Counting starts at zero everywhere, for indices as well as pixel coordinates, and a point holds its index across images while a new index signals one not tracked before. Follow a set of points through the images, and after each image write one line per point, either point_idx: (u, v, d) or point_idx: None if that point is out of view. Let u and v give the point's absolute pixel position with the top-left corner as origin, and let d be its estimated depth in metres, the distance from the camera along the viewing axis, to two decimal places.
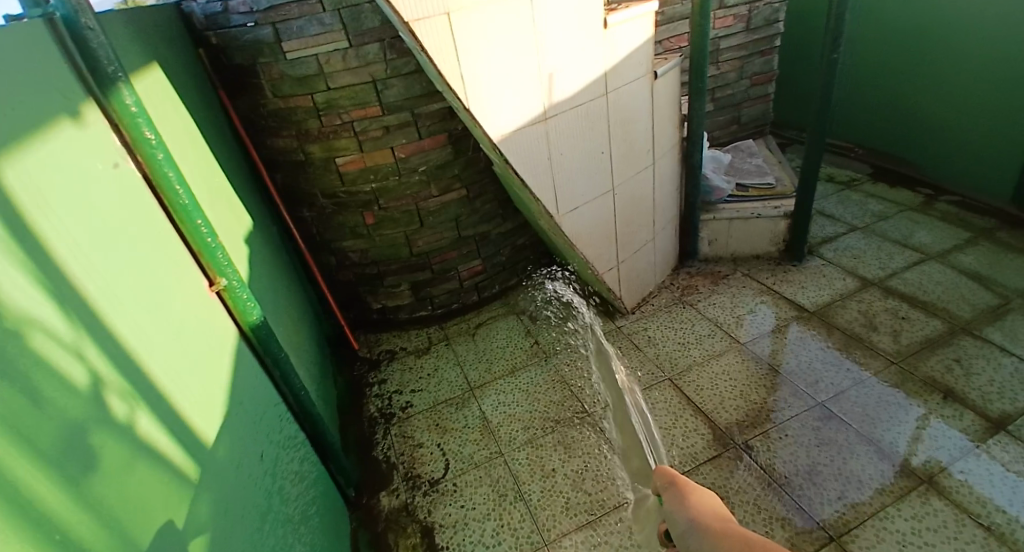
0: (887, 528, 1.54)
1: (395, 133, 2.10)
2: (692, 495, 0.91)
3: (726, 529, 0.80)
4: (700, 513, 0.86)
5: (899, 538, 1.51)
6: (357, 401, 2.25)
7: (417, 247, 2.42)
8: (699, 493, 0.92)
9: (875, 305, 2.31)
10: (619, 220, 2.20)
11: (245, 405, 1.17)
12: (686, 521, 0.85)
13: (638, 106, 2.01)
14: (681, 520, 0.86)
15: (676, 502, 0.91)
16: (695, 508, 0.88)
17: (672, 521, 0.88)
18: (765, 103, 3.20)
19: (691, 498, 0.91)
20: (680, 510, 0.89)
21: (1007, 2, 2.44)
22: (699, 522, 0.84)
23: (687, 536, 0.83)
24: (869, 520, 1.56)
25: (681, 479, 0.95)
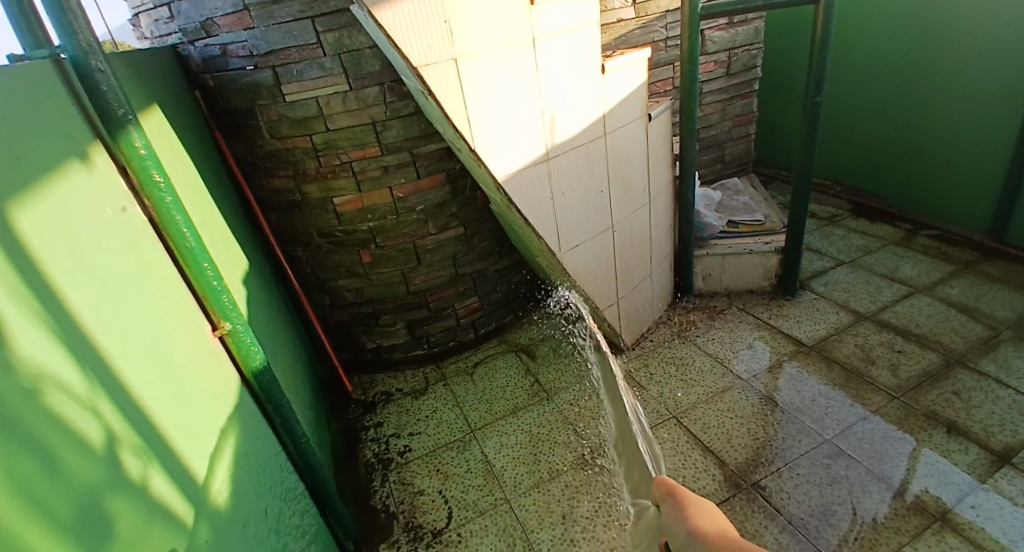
0: None
1: (393, 173, 2.11)
2: (692, 505, 0.90)
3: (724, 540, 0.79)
4: (699, 522, 0.86)
5: None
6: (353, 447, 2.17)
7: (414, 286, 2.40)
8: (698, 503, 0.91)
9: (870, 338, 2.32)
10: (618, 257, 2.21)
11: (249, 456, 1.12)
12: (684, 531, 0.85)
13: (633, 146, 2.05)
14: (678, 531, 0.86)
15: (676, 514, 0.90)
16: (693, 518, 0.87)
17: (670, 533, 0.88)
18: (748, 142, 3.29)
19: (689, 508, 0.90)
20: (677, 521, 0.88)
21: (975, 47, 2.58)
22: (698, 531, 0.83)
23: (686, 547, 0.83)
24: None
25: (680, 489, 0.95)
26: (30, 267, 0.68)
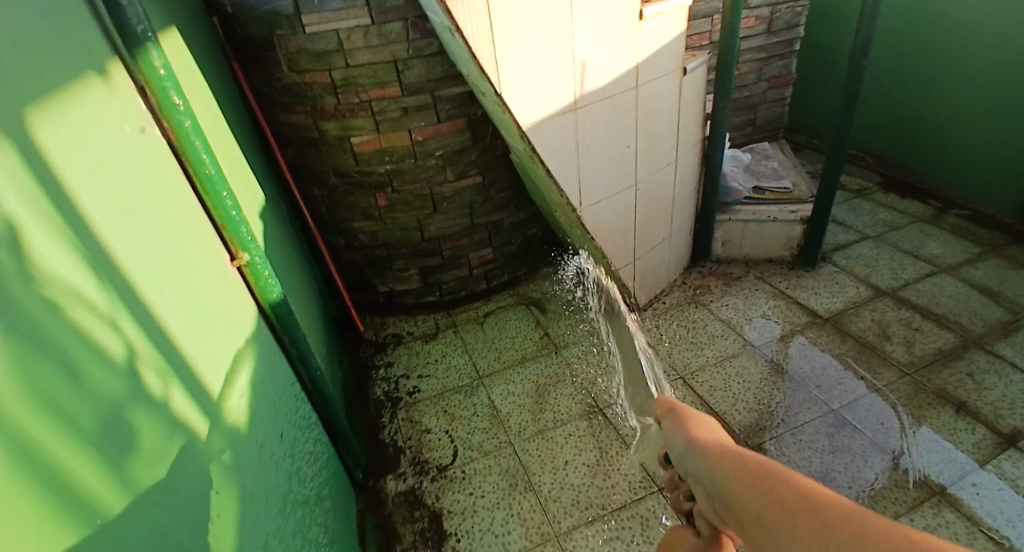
0: None
1: (413, 115, 2.06)
2: (691, 416, 0.86)
3: (721, 446, 0.75)
4: (698, 432, 0.82)
5: None
6: (363, 384, 2.22)
7: (428, 232, 2.39)
8: (696, 415, 0.87)
9: (887, 315, 2.28)
10: (638, 216, 2.17)
11: (266, 383, 1.15)
12: (682, 442, 0.82)
13: (664, 100, 1.97)
14: (677, 442, 0.83)
15: (675, 426, 0.86)
16: (693, 429, 0.84)
17: (670, 446, 0.85)
18: (782, 106, 3.15)
19: (687, 419, 0.86)
20: (678, 435, 0.84)
21: None
22: (697, 440, 0.80)
23: (685, 457, 0.80)
24: None
25: (679, 402, 0.90)
26: (48, 177, 0.66)
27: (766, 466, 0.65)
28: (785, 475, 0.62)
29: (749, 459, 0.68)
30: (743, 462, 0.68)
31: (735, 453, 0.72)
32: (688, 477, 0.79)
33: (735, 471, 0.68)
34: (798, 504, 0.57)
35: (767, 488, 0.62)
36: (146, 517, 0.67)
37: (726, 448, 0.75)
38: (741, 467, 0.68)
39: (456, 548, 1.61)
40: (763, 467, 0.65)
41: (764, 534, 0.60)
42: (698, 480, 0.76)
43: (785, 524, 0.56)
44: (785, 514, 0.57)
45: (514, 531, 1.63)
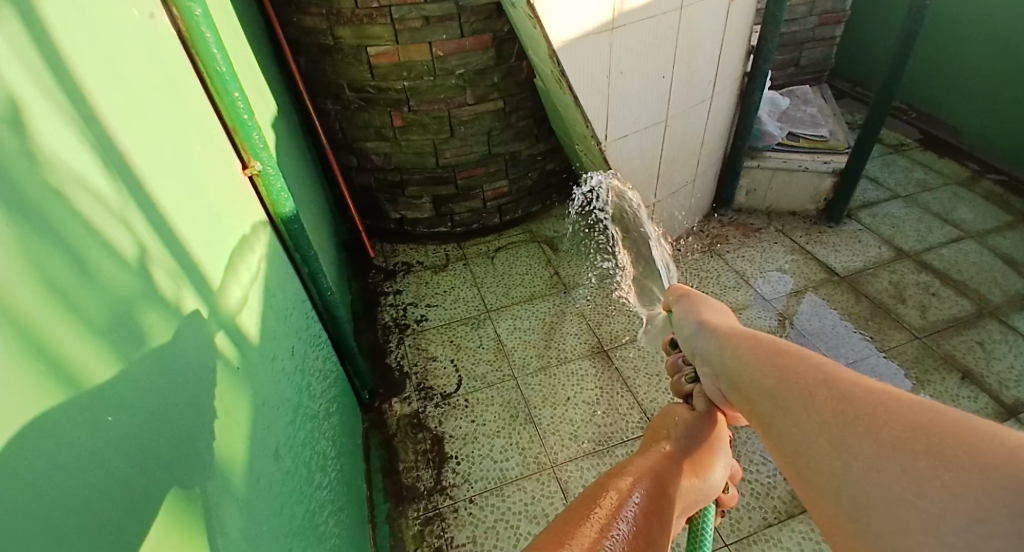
0: None
1: (435, 26, 1.92)
2: (706, 308, 0.97)
3: (729, 328, 0.85)
4: (710, 319, 0.93)
5: None
6: (371, 308, 2.22)
7: (444, 158, 2.30)
8: (710, 306, 0.98)
9: (906, 277, 2.22)
10: (664, 155, 2.08)
11: (278, 299, 1.13)
12: (695, 327, 0.93)
13: (707, 28, 1.83)
14: (690, 327, 0.94)
15: (690, 315, 0.97)
16: (705, 317, 0.95)
17: (682, 332, 0.97)
18: (829, 46, 2.95)
19: (702, 310, 0.97)
20: (691, 319, 0.96)
21: None
22: (707, 325, 0.91)
23: (696, 339, 0.91)
24: None
25: (698, 295, 1.02)
26: (49, 47, 0.59)
27: (770, 342, 0.74)
28: (786, 347, 0.70)
29: (754, 338, 0.78)
30: (749, 339, 0.78)
31: (741, 334, 0.82)
32: (696, 357, 0.90)
33: (740, 346, 0.78)
34: (792, 367, 0.65)
35: (768, 356, 0.71)
36: (159, 418, 0.65)
37: (732, 330, 0.85)
38: (747, 343, 0.77)
39: (456, 470, 1.65)
40: (767, 343, 0.74)
41: (756, 389, 0.69)
42: (704, 356, 0.87)
43: (779, 382, 0.65)
44: (779, 372, 0.66)
45: (512, 459, 1.67)
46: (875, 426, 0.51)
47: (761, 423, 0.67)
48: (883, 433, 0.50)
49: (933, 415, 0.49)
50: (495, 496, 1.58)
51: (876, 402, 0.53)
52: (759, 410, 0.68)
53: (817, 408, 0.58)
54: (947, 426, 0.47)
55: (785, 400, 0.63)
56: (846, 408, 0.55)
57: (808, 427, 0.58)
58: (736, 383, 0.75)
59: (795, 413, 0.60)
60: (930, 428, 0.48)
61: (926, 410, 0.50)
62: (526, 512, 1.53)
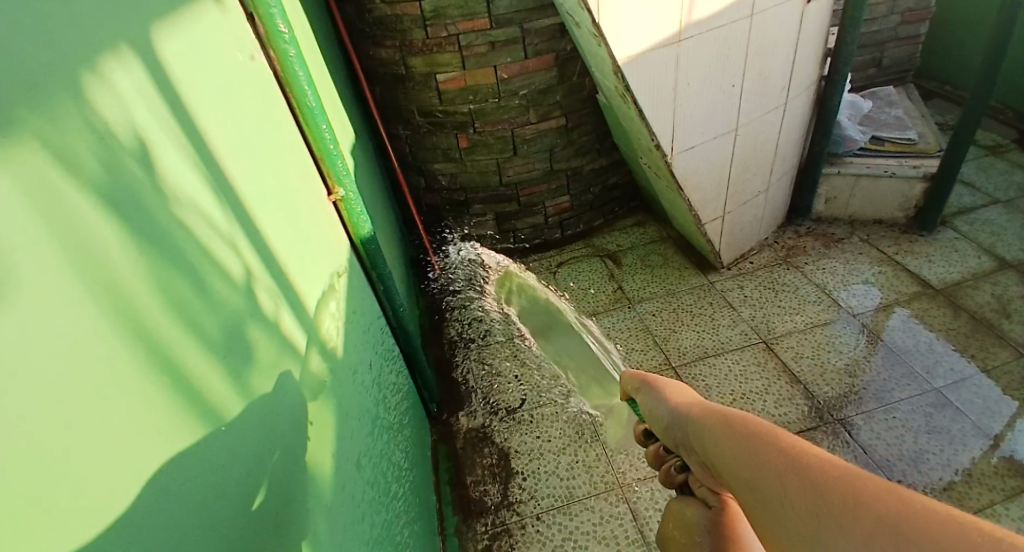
0: None
1: (500, 50, 1.98)
2: (668, 391, 0.91)
3: (703, 408, 0.79)
4: (677, 402, 0.88)
5: None
6: (438, 324, 2.27)
7: (507, 176, 2.34)
8: (676, 388, 0.92)
9: (1010, 289, 2.03)
10: (735, 166, 2.02)
11: (358, 315, 1.18)
12: (666, 414, 0.87)
13: (779, 34, 1.77)
14: (663, 415, 0.88)
15: (657, 401, 0.91)
16: (672, 400, 0.89)
17: (656, 419, 0.91)
18: (914, 44, 2.78)
19: (666, 392, 0.92)
20: (660, 405, 0.90)
21: None
22: (677, 409, 0.85)
23: (672, 427, 0.85)
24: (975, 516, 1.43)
25: (655, 377, 0.97)
26: (170, 89, 0.66)
27: (742, 419, 0.67)
28: (756, 425, 0.64)
29: (724, 415, 0.72)
30: (722, 418, 0.71)
31: (713, 412, 0.75)
32: (678, 447, 0.84)
33: (714, 426, 0.71)
34: (762, 451, 0.59)
35: (741, 435, 0.64)
36: (264, 426, 0.70)
37: (701, 409, 0.79)
38: (716, 422, 0.72)
39: (521, 486, 1.65)
40: (739, 421, 0.67)
41: (731, 476, 0.63)
42: (686, 444, 0.80)
43: (754, 470, 0.58)
44: (750, 455, 0.60)
45: (579, 477, 1.65)
46: (845, 521, 0.44)
47: (746, 516, 0.59)
48: (852, 528, 0.43)
49: (905, 506, 0.42)
50: (561, 515, 1.56)
51: (846, 491, 0.46)
52: (740, 501, 0.60)
53: (791, 501, 0.51)
54: (925, 521, 0.40)
55: (766, 494, 0.54)
56: (816, 500, 0.48)
57: (786, 523, 0.50)
58: (717, 469, 0.68)
59: (767, 504, 0.54)
60: (897, 520, 0.41)
61: (890, 495, 0.43)
62: (594, 533, 1.51)
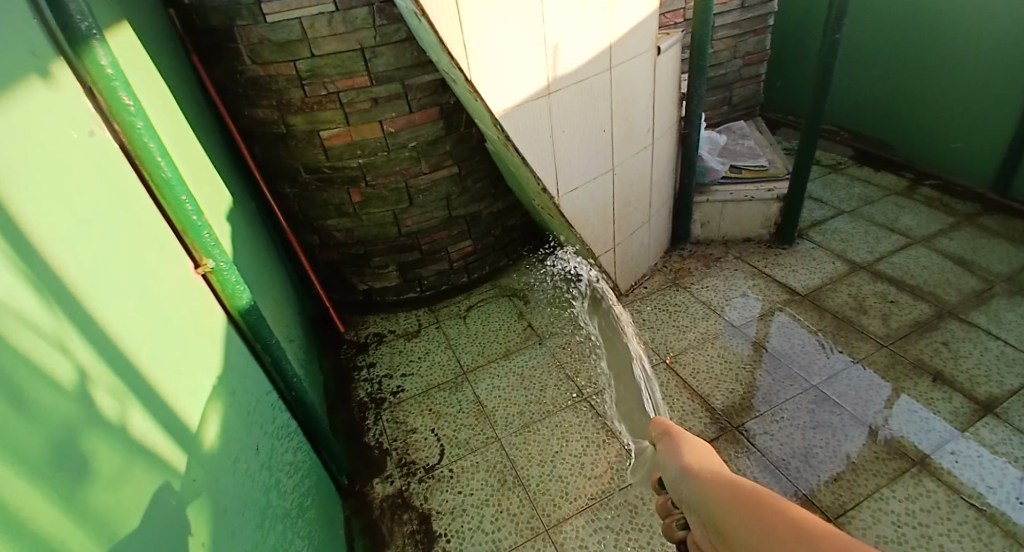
0: (882, 509, 1.54)
1: (384, 105, 1.99)
2: (689, 447, 0.80)
3: (717, 473, 0.70)
4: (695, 461, 0.76)
5: (894, 519, 1.51)
6: (344, 386, 2.17)
7: (405, 227, 2.33)
8: (697, 444, 0.80)
9: (862, 289, 2.29)
10: (618, 201, 2.15)
11: (239, 395, 1.11)
12: (677, 468, 0.76)
13: (639, 81, 1.94)
14: (672, 470, 0.77)
15: (670, 455, 0.80)
16: (690, 456, 0.78)
17: (665, 475, 0.79)
18: (756, 83, 3.15)
19: (683, 449, 0.80)
20: (672, 459, 0.79)
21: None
22: (691, 468, 0.74)
23: (681, 486, 0.73)
24: (865, 502, 1.56)
25: (679, 428, 0.85)
26: None
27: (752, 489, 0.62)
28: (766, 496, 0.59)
29: (734, 482, 0.66)
30: (731, 485, 0.65)
31: (726, 481, 0.67)
32: (682, 503, 0.71)
33: (721, 494, 0.65)
34: (773, 526, 0.55)
35: (750, 505, 0.59)
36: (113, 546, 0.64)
37: (718, 476, 0.69)
38: (739, 498, 0.62)
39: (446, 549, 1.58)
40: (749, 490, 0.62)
41: None
42: (688, 507, 0.70)
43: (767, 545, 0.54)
44: (759, 528, 0.56)
45: (504, 527, 1.62)
46: None
47: None
48: None
49: None
50: None
51: None
52: None
53: None
54: None
55: None
56: None
57: None
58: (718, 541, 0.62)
59: None
60: None
61: None
62: None
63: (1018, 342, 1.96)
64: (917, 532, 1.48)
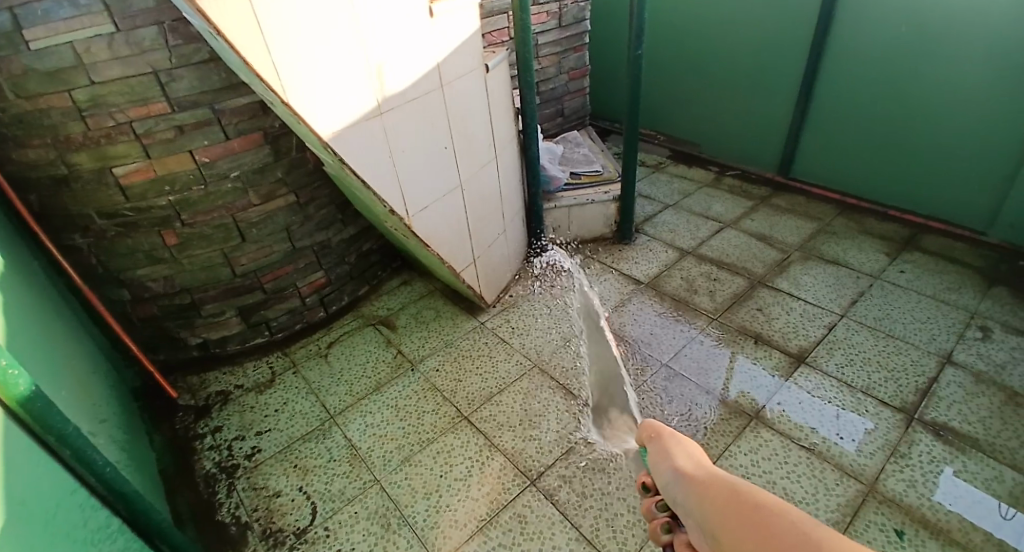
0: (734, 465, 1.71)
1: (192, 134, 1.77)
2: (679, 448, 0.85)
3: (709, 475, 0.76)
4: (686, 463, 0.82)
5: (743, 471, 1.69)
6: (185, 460, 1.87)
7: (240, 266, 2.08)
8: (688, 446, 0.86)
9: (691, 271, 2.55)
10: (471, 216, 2.14)
11: (29, 504, 0.95)
12: (671, 471, 0.82)
13: (472, 99, 1.95)
14: (664, 472, 0.83)
15: (662, 457, 0.85)
16: (680, 458, 0.84)
17: (658, 476, 0.85)
18: (582, 96, 3.38)
19: (674, 450, 0.85)
20: (662, 462, 0.85)
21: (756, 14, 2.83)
22: (683, 470, 0.80)
23: (676, 491, 0.78)
24: (718, 461, 1.72)
25: (667, 429, 0.89)
26: None
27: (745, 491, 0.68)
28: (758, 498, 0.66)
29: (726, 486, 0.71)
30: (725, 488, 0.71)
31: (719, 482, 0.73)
32: (676, 506, 0.78)
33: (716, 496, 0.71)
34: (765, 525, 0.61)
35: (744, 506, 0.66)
36: None
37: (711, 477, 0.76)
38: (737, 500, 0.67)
39: None
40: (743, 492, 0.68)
41: None
42: (683, 508, 0.76)
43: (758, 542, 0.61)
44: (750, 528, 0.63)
45: None
46: None
47: None
48: None
49: None
50: None
51: None
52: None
53: None
54: None
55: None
56: None
57: None
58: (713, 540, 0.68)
59: None
60: None
61: None
62: None
63: (815, 300, 2.30)
64: (763, 479, 1.66)
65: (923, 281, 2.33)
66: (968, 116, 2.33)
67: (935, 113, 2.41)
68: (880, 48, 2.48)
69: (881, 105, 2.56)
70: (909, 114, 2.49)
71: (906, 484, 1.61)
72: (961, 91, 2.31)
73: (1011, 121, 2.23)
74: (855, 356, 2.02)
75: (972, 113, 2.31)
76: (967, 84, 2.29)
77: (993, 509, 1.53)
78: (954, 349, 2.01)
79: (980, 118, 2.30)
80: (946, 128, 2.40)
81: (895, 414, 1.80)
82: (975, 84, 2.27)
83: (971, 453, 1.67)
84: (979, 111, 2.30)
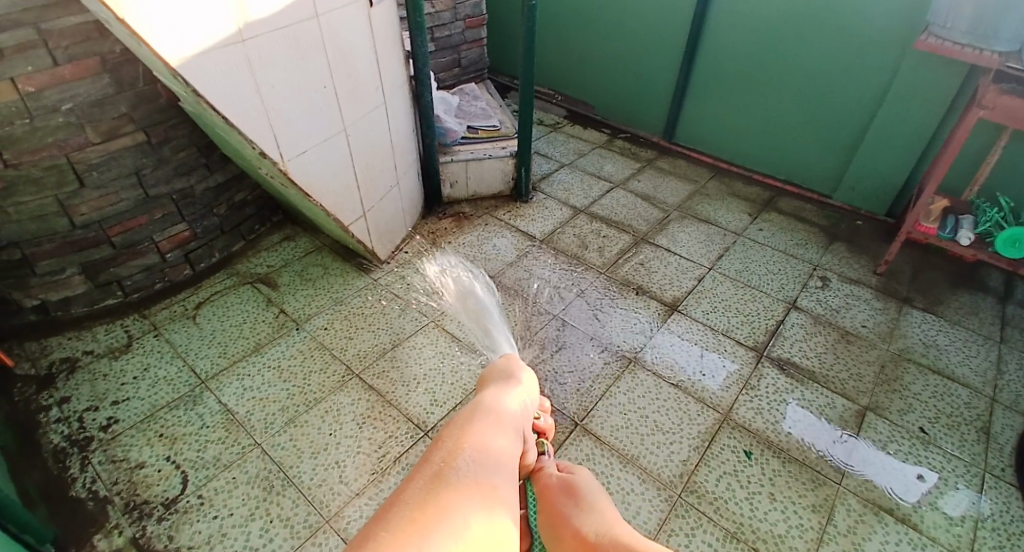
0: (613, 403, 1.83)
1: (11, 57, 1.50)
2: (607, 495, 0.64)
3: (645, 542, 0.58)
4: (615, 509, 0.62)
5: (621, 408, 1.82)
6: (27, 436, 1.66)
7: (79, 216, 1.83)
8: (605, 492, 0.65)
9: (583, 228, 2.63)
10: (358, 165, 2.03)
11: None
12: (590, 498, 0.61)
13: (355, 36, 1.82)
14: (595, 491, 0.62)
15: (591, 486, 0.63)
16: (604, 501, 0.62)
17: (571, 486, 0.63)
18: (480, 46, 3.29)
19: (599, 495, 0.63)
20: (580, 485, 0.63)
21: None
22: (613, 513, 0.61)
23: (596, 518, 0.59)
24: (601, 401, 1.84)
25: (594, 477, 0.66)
26: None
27: None
28: None
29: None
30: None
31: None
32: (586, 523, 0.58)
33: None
34: None
35: None
36: None
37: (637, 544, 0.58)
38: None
39: None
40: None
41: None
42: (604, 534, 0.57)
43: None
44: None
45: (278, 537, 1.46)
46: None
47: None
48: None
49: None
50: None
51: None
52: None
53: None
54: None
55: None
56: None
57: None
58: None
59: None
60: None
61: None
62: None
63: (688, 255, 2.49)
64: (637, 413, 1.80)
65: (777, 237, 2.60)
66: (819, 86, 2.57)
67: (795, 82, 2.64)
68: (751, 17, 2.62)
69: (751, 72, 2.76)
70: (773, 82, 2.70)
71: (754, 412, 1.83)
72: (817, 63, 2.52)
73: (853, 91, 2.49)
74: (718, 303, 2.23)
75: (825, 83, 2.55)
76: (820, 56, 2.51)
77: (828, 433, 1.78)
78: (799, 296, 2.28)
79: (828, 87, 2.55)
80: (803, 97, 2.64)
81: (748, 352, 2.03)
82: (825, 56, 2.49)
83: (809, 384, 1.93)
84: (831, 82, 2.53)
